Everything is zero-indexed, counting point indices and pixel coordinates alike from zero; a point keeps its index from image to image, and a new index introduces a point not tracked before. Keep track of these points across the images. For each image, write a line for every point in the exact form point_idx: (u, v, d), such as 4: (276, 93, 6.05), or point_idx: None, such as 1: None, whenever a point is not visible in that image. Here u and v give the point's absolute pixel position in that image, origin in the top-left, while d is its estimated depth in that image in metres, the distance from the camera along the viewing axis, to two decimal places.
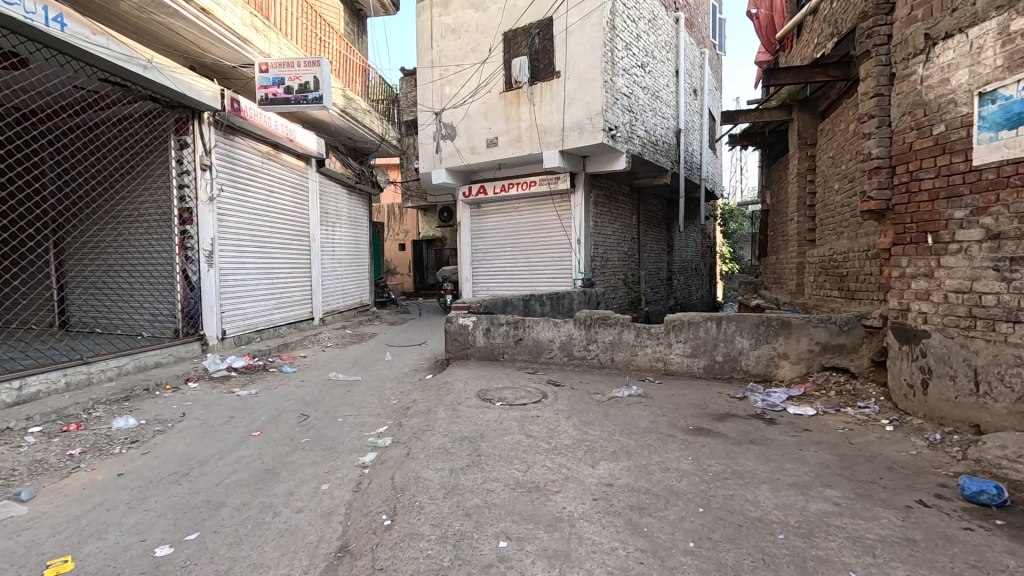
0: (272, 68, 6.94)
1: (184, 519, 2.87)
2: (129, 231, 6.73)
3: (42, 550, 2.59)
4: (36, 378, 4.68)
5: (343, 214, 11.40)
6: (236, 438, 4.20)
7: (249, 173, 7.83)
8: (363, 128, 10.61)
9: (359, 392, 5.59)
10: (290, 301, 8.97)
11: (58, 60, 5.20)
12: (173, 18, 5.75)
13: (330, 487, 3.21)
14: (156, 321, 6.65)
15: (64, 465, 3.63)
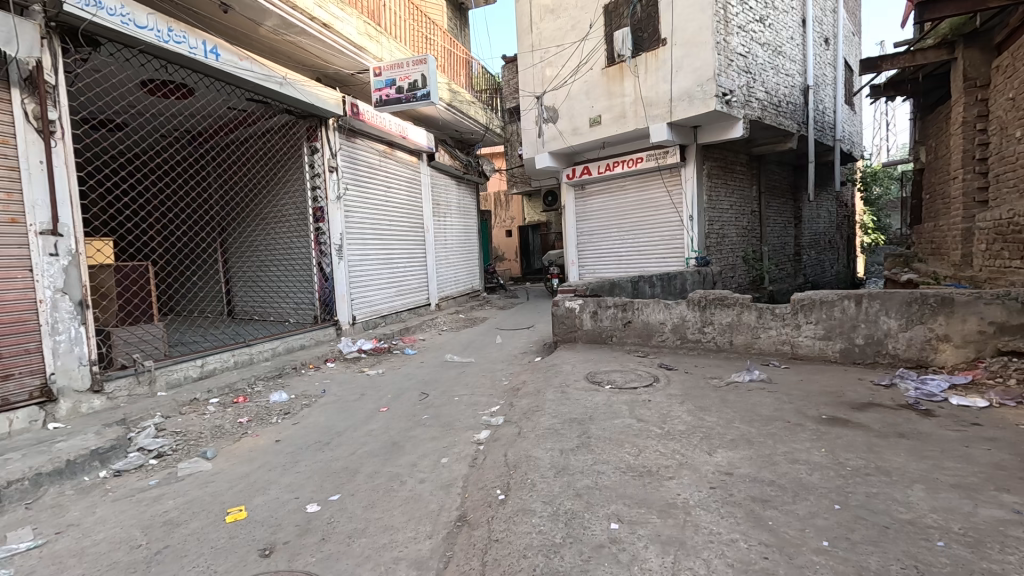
0: (385, 71, 7.42)
1: (328, 482, 3.27)
2: (274, 231, 7.70)
3: (223, 500, 3.12)
4: (213, 356, 5.59)
5: (453, 204, 11.94)
6: (367, 413, 4.67)
7: (369, 171, 8.51)
8: (468, 119, 10.94)
9: (471, 373, 5.88)
10: (408, 288, 9.64)
11: (215, 86, 6.05)
12: (301, 36, 6.39)
13: (449, 461, 3.43)
14: (299, 308, 7.58)
15: (236, 430, 4.31)
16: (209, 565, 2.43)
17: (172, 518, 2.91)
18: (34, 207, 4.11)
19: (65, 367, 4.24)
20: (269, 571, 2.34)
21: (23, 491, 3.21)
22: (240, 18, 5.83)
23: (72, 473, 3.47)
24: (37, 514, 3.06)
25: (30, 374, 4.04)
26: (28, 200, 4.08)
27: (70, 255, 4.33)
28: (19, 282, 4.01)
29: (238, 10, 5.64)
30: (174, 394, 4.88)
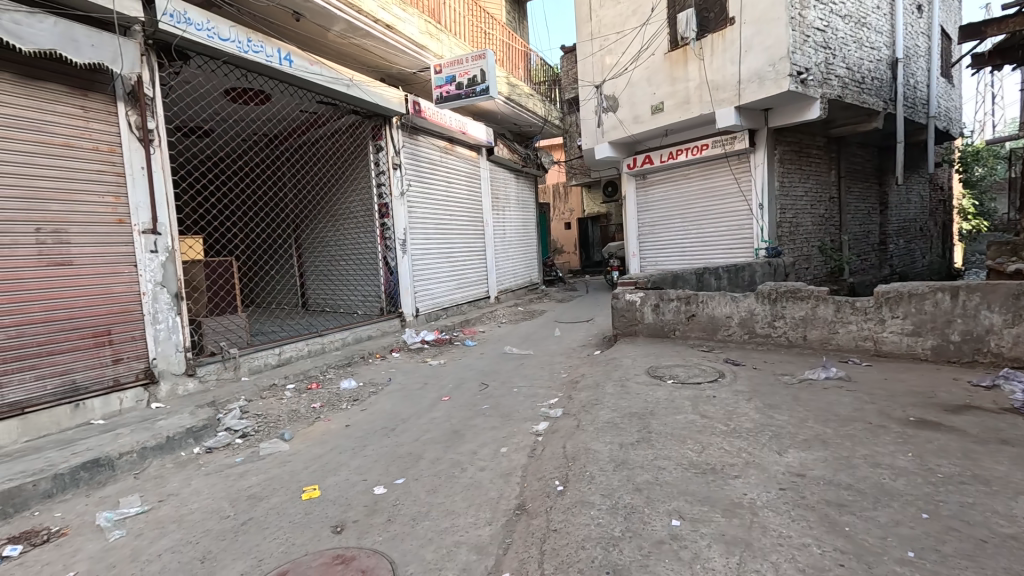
0: (445, 68, 7.57)
1: (394, 466, 3.42)
2: (343, 227, 8.08)
3: (299, 478, 3.35)
4: (290, 345, 5.98)
5: (512, 198, 12.02)
6: (430, 401, 4.83)
7: (431, 167, 8.73)
8: (527, 112, 10.93)
9: (530, 365, 5.92)
10: (469, 281, 9.82)
11: (289, 91, 6.42)
12: (367, 38, 6.64)
13: (508, 450, 3.49)
14: (366, 301, 7.93)
15: (310, 415, 4.60)
16: (287, 538, 2.63)
17: (255, 493, 3.17)
18: (138, 208, 4.56)
19: (164, 353, 4.69)
20: (340, 547, 2.50)
21: (132, 462, 3.61)
22: (311, 25, 6.14)
23: (171, 448, 3.86)
24: (143, 483, 3.43)
25: (136, 358, 4.51)
26: (132, 203, 4.54)
27: (167, 252, 4.77)
28: (125, 276, 4.47)
29: (309, 17, 5.94)
30: (256, 379, 5.28)
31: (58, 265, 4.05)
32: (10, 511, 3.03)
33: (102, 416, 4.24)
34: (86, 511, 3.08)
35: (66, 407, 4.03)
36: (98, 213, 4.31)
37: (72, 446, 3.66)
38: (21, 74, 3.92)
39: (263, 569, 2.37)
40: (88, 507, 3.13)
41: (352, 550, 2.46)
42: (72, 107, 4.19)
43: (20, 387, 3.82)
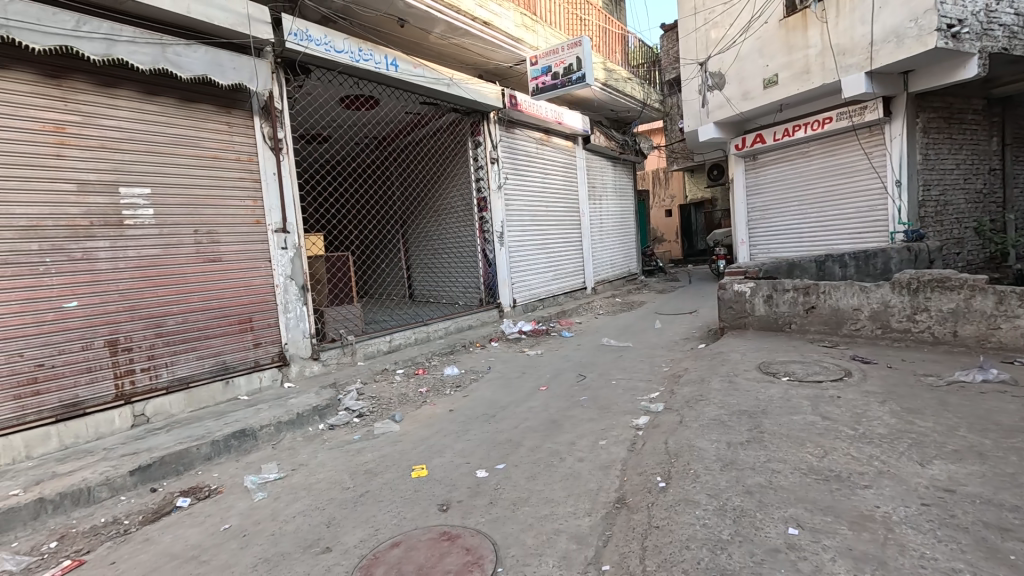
0: (541, 59, 7.56)
1: (495, 452, 3.54)
2: (445, 222, 8.45)
3: (409, 458, 3.60)
4: (399, 334, 6.41)
5: (609, 186, 11.75)
6: (529, 390, 4.92)
7: (528, 160, 8.82)
8: (625, 97, 10.58)
9: (629, 357, 5.78)
10: (566, 272, 9.81)
11: (396, 95, 6.83)
12: (465, 36, 6.83)
13: (607, 443, 3.45)
14: (466, 292, 8.25)
15: (417, 399, 4.90)
16: (399, 512, 2.83)
17: (371, 468, 3.46)
18: (271, 209, 5.15)
19: (294, 338, 5.27)
20: (446, 524, 2.64)
21: (270, 434, 4.11)
22: (414, 29, 6.45)
23: (301, 423, 4.33)
24: (280, 453, 3.89)
25: (272, 342, 5.11)
26: (266, 205, 5.13)
27: (295, 248, 5.34)
28: (262, 270, 5.08)
29: (412, 22, 6.24)
30: (370, 364, 5.74)
31: (211, 261, 4.70)
32: (180, 469, 3.61)
33: (246, 393, 4.88)
34: (236, 473, 3.57)
35: (219, 383, 4.69)
36: (240, 215, 4.93)
37: (224, 417, 4.25)
38: (181, 98, 4.57)
39: (379, 539, 2.58)
40: (237, 470, 3.63)
41: (457, 528, 2.59)
42: (219, 123, 4.81)
43: (185, 365, 4.50)
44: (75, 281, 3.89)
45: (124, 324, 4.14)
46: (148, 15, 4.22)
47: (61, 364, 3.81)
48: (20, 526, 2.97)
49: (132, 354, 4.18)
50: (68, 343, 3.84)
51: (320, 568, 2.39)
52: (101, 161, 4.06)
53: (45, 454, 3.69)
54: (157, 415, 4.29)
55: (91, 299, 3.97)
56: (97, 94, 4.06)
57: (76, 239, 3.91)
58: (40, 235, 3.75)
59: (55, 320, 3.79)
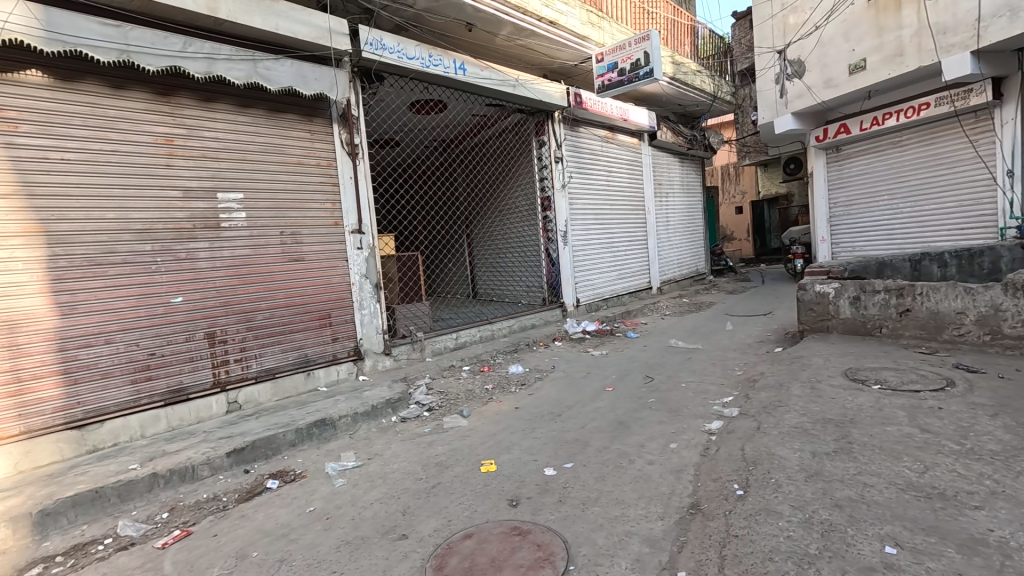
0: (607, 56, 7.45)
1: (562, 450, 3.55)
2: (509, 221, 8.52)
3: (478, 452, 3.68)
4: (465, 332, 6.56)
5: (676, 182, 11.39)
6: (594, 390, 4.88)
7: (592, 157, 8.73)
8: (694, 91, 10.21)
9: (699, 360, 5.59)
10: (631, 272, 9.64)
11: (462, 97, 6.98)
12: (531, 37, 6.86)
13: (678, 447, 3.35)
14: (530, 291, 8.29)
15: (484, 396, 5.00)
16: (471, 505, 2.91)
17: (442, 461, 3.57)
18: (347, 212, 5.44)
19: (368, 334, 5.55)
20: (517, 519, 2.68)
21: (348, 425, 4.34)
22: (481, 33, 6.56)
23: (375, 415, 4.54)
24: (357, 442, 4.11)
25: (348, 338, 5.41)
26: (344, 207, 5.42)
27: (369, 249, 5.63)
28: (340, 269, 5.39)
29: (480, 26, 6.35)
30: (438, 360, 5.93)
31: (295, 260, 5.03)
32: (269, 453, 3.90)
33: (325, 384, 5.19)
34: (318, 460, 3.80)
35: (302, 375, 5.02)
36: (321, 217, 5.24)
37: (307, 407, 4.54)
38: (270, 109, 4.92)
39: (452, 529, 2.66)
40: (319, 457, 3.86)
41: (527, 524, 2.62)
42: (302, 131, 5.14)
43: (272, 356, 4.84)
44: (180, 279, 4.30)
45: (221, 318, 4.52)
46: (242, 34, 4.58)
47: (169, 353, 4.22)
48: (137, 497, 3.33)
49: (227, 345, 4.56)
50: (175, 335, 4.26)
51: (397, 554, 2.50)
52: (202, 169, 4.45)
53: (156, 433, 4.12)
54: (249, 403, 4.65)
55: (193, 296, 4.37)
56: (198, 108, 4.45)
57: (180, 241, 4.32)
58: (152, 238, 4.18)
59: (164, 314, 4.21)
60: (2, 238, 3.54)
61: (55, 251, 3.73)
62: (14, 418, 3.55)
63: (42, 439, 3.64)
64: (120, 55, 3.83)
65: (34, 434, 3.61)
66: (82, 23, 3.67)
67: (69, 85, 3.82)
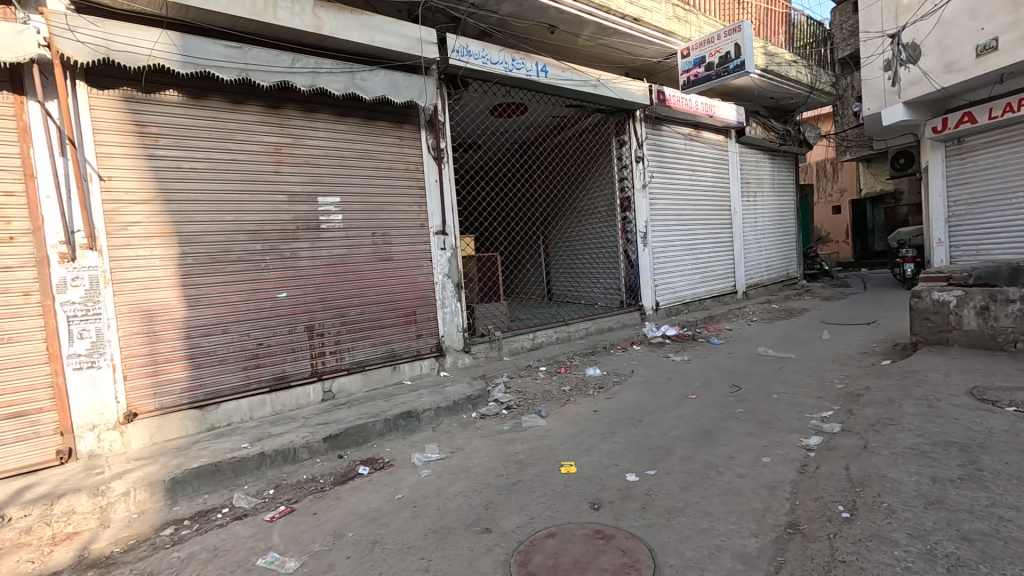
0: (694, 51, 7.19)
1: (644, 456, 3.47)
2: (587, 222, 8.48)
3: (557, 453, 3.68)
4: (542, 333, 6.59)
5: (766, 180, 10.72)
6: (676, 397, 4.72)
7: (675, 156, 8.45)
8: (788, 83, 9.55)
9: (792, 370, 5.23)
10: (715, 275, 9.22)
11: (543, 99, 7.02)
12: (614, 35, 6.76)
13: (772, 461, 3.16)
14: (607, 293, 8.22)
15: (561, 397, 5.00)
16: (553, 504, 2.92)
17: (522, 459, 3.62)
18: (432, 214, 5.67)
19: (449, 331, 5.76)
20: (599, 523, 2.66)
21: (431, 417, 4.53)
22: (564, 34, 6.56)
23: (456, 410, 4.69)
24: (439, 435, 4.27)
25: (431, 334, 5.64)
26: (429, 209, 5.66)
27: (452, 249, 5.84)
28: (425, 268, 5.62)
29: (562, 27, 6.36)
30: (515, 359, 6.01)
31: (384, 260, 5.31)
32: (360, 441, 4.14)
33: (409, 377, 5.43)
34: (405, 450, 4.00)
35: (388, 368, 5.29)
36: (408, 219, 5.50)
37: (392, 399, 4.79)
38: (364, 117, 5.22)
39: (535, 527, 2.69)
40: (405, 447, 4.06)
41: (610, 528, 2.59)
42: (393, 138, 5.41)
43: (362, 350, 5.14)
44: (285, 276, 4.69)
45: (318, 313, 4.88)
46: (342, 48, 4.91)
47: (275, 343, 4.63)
48: (248, 473, 3.68)
49: (324, 337, 4.91)
50: (280, 326, 4.66)
51: (481, 547, 2.57)
52: (306, 175, 4.83)
53: (262, 416, 4.52)
54: (342, 392, 4.97)
55: (296, 291, 4.75)
56: (303, 118, 4.83)
57: (286, 241, 4.71)
58: (263, 238, 4.59)
59: (271, 307, 4.62)
60: (144, 238, 4.05)
61: (184, 250, 4.21)
62: (150, 395, 4.05)
63: (172, 415, 4.12)
64: (240, 74, 4.24)
65: (166, 411, 4.10)
66: (210, 46, 4.10)
67: (198, 102, 4.30)
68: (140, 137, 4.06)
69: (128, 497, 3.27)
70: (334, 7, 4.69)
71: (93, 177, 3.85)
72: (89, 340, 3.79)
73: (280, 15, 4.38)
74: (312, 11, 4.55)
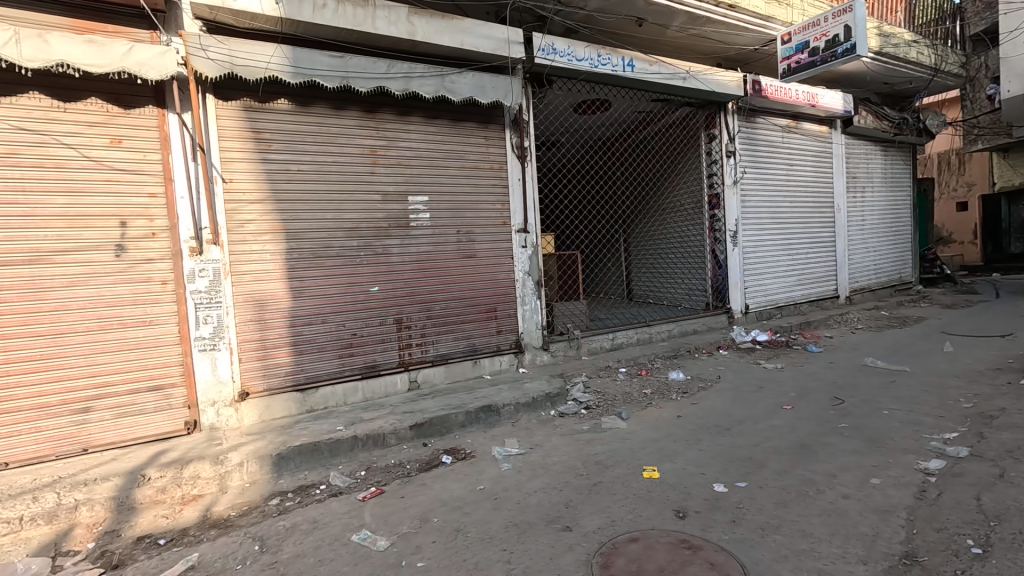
0: (796, 36, 6.66)
1: (733, 467, 3.29)
2: (672, 221, 8.19)
3: (639, 457, 3.59)
4: (622, 333, 6.46)
5: (876, 174, 9.73)
6: (769, 406, 4.43)
7: (771, 150, 7.91)
8: (907, 66, 8.60)
9: (906, 384, 4.72)
10: (813, 278, 8.54)
11: (628, 94, 6.86)
12: (707, 25, 6.44)
13: (882, 484, 2.88)
14: (692, 295, 7.90)
15: (642, 399, 4.88)
16: (635, 508, 2.86)
17: (602, 461, 3.57)
18: (515, 212, 5.75)
19: (529, 329, 5.82)
20: (685, 532, 2.57)
21: (510, 413, 4.60)
22: (652, 26, 6.36)
23: (535, 407, 4.72)
24: (519, 431, 4.32)
25: (511, 330, 5.72)
26: (512, 207, 5.74)
27: (533, 247, 5.88)
28: (507, 266, 5.71)
29: (651, 19, 6.16)
30: (594, 360, 5.95)
31: (468, 257, 5.46)
32: (443, 431, 4.30)
33: (489, 372, 5.55)
34: (485, 443, 4.09)
35: (470, 362, 5.44)
36: (491, 218, 5.61)
37: (474, 392, 4.92)
38: (452, 119, 5.39)
39: (616, 530, 2.65)
40: (485, 440, 4.15)
41: (698, 539, 2.49)
42: (479, 138, 5.55)
43: (445, 344, 5.32)
44: (377, 272, 4.97)
45: (406, 307, 5.11)
46: (433, 53, 5.10)
47: (367, 334, 4.92)
48: (342, 454, 3.95)
49: (411, 330, 5.14)
50: (372, 318, 4.95)
51: (563, 544, 2.57)
52: (398, 175, 5.08)
53: (355, 402, 4.83)
54: (427, 383, 5.19)
55: (387, 286, 5.02)
56: (397, 121, 5.09)
57: (379, 238, 4.98)
58: (359, 235, 4.89)
59: (365, 300, 4.91)
60: (258, 235, 4.47)
61: (290, 246, 4.59)
62: (260, 376, 4.47)
63: (277, 396, 4.52)
64: (341, 82, 4.54)
65: (273, 392, 4.51)
66: (316, 57, 4.43)
67: (305, 110, 4.67)
68: (256, 143, 4.48)
69: (242, 467, 3.63)
70: (427, 13, 4.89)
71: (217, 180, 4.30)
72: (211, 325, 4.25)
73: (378, 24, 4.64)
74: (407, 19, 4.77)
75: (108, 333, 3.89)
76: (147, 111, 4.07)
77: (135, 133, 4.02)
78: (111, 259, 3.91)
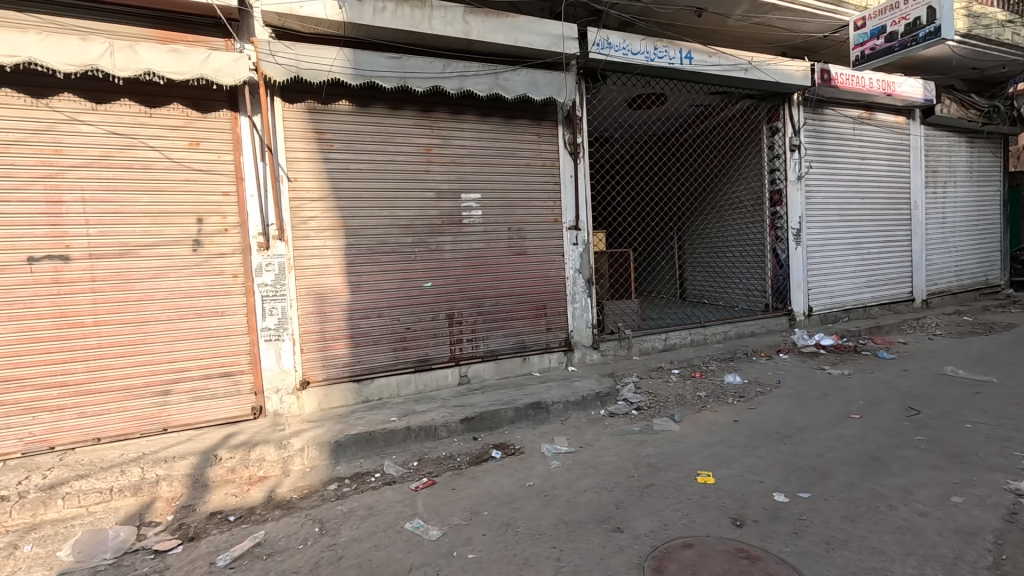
0: (871, 21, 6.26)
1: (794, 476, 3.14)
2: (730, 218, 7.89)
3: (693, 461, 3.49)
4: (674, 334, 6.29)
5: (960, 168, 8.96)
6: (835, 414, 4.18)
7: (840, 143, 7.45)
8: (1000, 49, 7.87)
9: (992, 396, 4.33)
10: (885, 279, 7.98)
11: (686, 87, 6.67)
12: (773, 12, 6.14)
13: (965, 503, 2.66)
14: (749, 295, 7.57)
15: (696, 402, 4.73)
16: (689, 514, 2.78)
17: (654, 463, 3.49)
18: (567, 209, 5.71)
19: (579, 327, 5.78)
20: (743, 541, 2.47)
21: (559, 410, 4.58)
22: (712, 16, 6.13)
23: (584, 406, 4.68)
24: (568, 429, 4.30)
25: (560, 328, 5.70)
26: (563, 204, 5.71)
27: (584, 244, 5.82)
28: (557, 263, 5.69)
29: (711, 9, 5.95)
30: (646, 360, 5.83)
31: (519, 254, 5.48)
32: (493, 426, 4.34)
33: (538, 369, 5.56)
34: (534, 440, 4.09)
35: (519, 358, 5.46)
36: (543, 215, 5.61)
37: (523, 388, 4.94)
38: (505, 116, 5.42)
39: (669, 534, 2.60)
40: (534, 437, 4.16)
41: (757, 549, 2.39)
42: (532, 135, 5.55)
43: (494, 340, 5.37)
44: (430, 268, 5.08)
45: (457, 303, 5.20)
46: (487, 51, 5.14)
47: (420, 329, 5.05)
48: (396, 444, 4.07)
49: (462, 325, 5.22)
50: (425, 313, 5.07)
51: (614, 545, 2.54)
52: (452, 173, 5.16)
53: (407, 394, 4.96)
54: (477, 378, 5.26)
55: (440, 282, 5.12)
56: (451, 120, 5.17)
57: (433, 235, 5.09)
58: (413, 232, 5.02)
59: (418, 295, 5.04)
60: (319, 231, 4.67)
61: (349, 242, 4.77)
62: (320, 366, 4.67)
63: (335, 386, 4.71)
64: (399, 82, 4.66)
65: (331, 381, 4.70)
66: (375, 59, 4.57)
67: (364, 111, 4.83)
68: (319, 143, 4.67)
69: (303, 453, 3.81)
70: (482, 12, 4.93)
71: (283, 178, 4.53)
72: (277, 316, 4.49)
73: (435, 25, 4.73)
74: (463, 19, 4.84)
75: (186, 322, 4.20)
76: (222, 115, 4.34)
77: (210, 135, 4.30)
78: (189, 253, 4.21)
